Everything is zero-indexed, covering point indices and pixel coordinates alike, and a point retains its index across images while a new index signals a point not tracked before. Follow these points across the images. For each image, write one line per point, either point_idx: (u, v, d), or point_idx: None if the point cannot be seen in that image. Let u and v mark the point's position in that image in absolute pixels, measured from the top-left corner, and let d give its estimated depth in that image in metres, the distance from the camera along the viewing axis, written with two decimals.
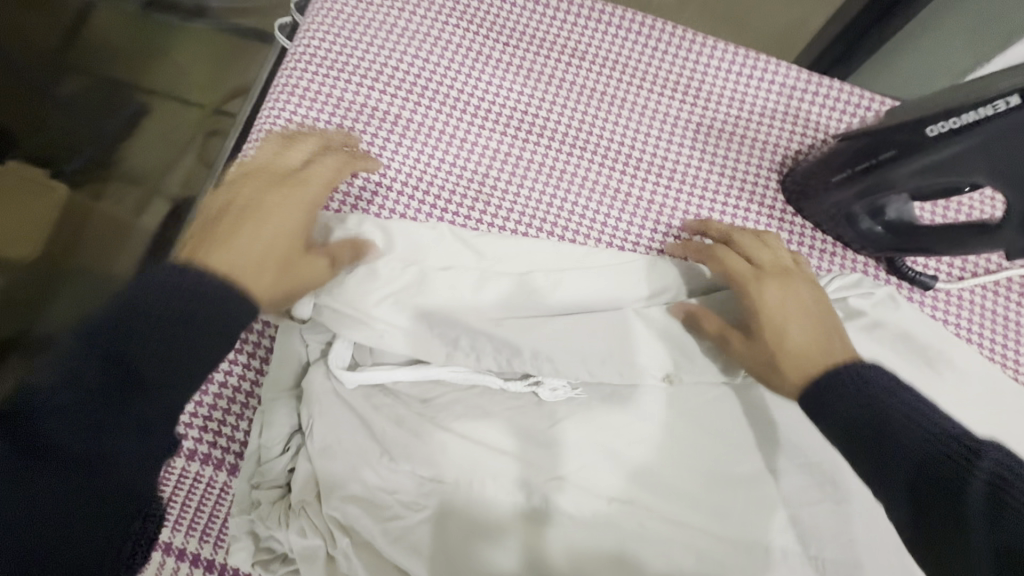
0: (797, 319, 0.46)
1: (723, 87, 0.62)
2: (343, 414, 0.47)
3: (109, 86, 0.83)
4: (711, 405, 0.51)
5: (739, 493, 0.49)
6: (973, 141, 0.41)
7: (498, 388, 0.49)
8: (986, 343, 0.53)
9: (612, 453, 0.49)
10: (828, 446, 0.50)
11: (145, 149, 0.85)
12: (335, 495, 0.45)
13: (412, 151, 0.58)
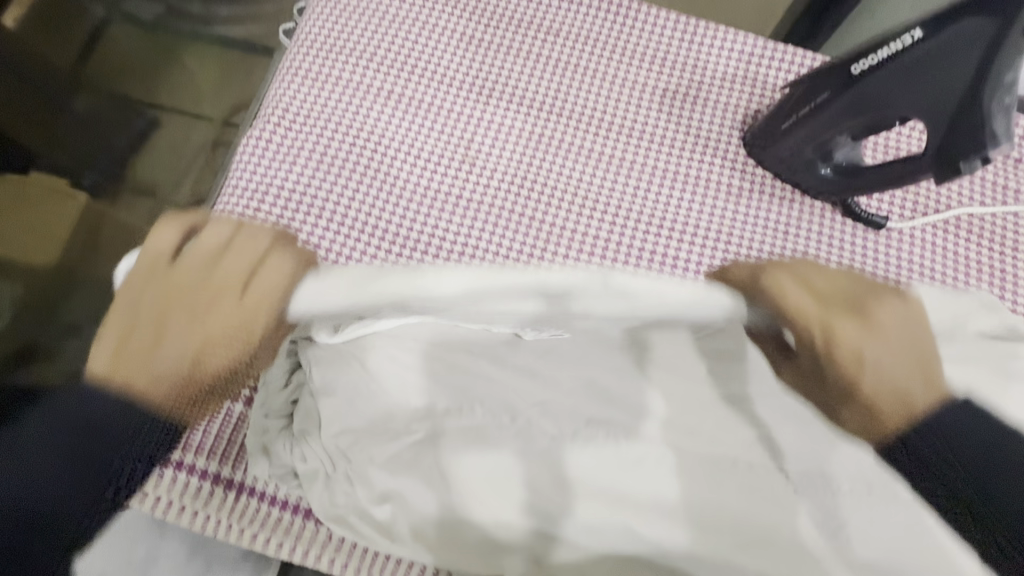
0: (903, 372, 0.41)
1: (689, 54, 0.65)
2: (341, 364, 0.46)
3: (128, 105, 1.02)
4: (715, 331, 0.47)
5: (716, 411, 0.47)
6: (891, 74, 0.43)
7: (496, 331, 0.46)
8: (938, 278, 0.57)
9: (590, 380, 0.47)
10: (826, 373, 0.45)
11: (153, 156, 1.02)
12: (334, 426, 0.46)
13: (400, 123, 0.62)
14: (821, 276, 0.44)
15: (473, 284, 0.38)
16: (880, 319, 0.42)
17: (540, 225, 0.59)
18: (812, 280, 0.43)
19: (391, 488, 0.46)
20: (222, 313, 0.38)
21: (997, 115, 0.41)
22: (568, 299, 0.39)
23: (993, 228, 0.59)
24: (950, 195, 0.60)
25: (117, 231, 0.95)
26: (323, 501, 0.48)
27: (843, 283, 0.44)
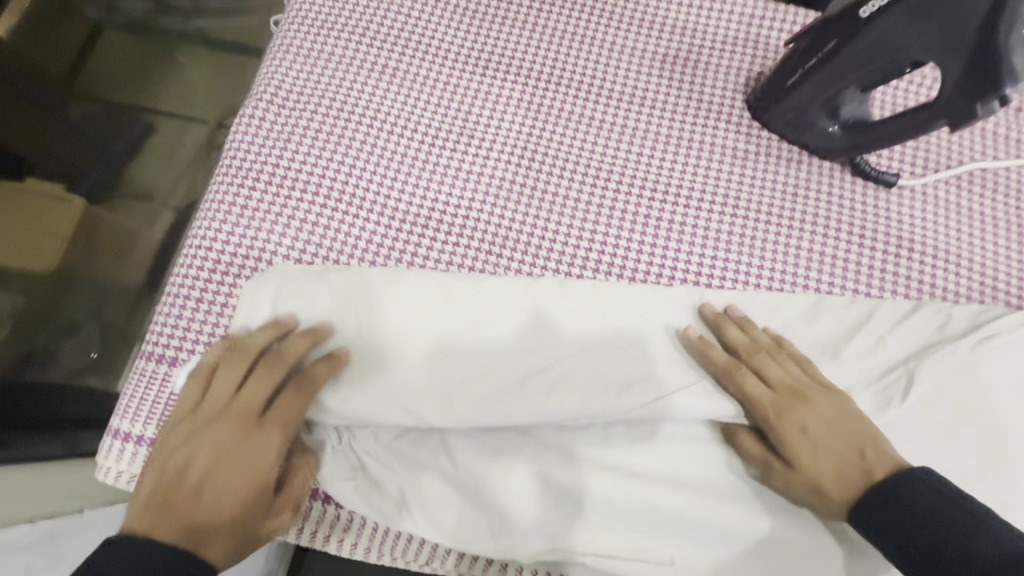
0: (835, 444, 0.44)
1: (687, 18, 0.64)
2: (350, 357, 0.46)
3: (119, 110, 0.99)
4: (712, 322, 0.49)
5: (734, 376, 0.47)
6: (901, 15, 0.42)
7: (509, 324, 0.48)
8: (954, 234, 0.56)
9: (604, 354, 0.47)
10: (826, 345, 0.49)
11: (147, 163, 1.00)
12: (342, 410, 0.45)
13: (396, 96, 0.60)
14: (787, 368, 0.47)
15: (480, 377, 0.46)
16: (827, 420, 0.45)
17: (542, 191, 0.57)
18: (770, 375, 0.46)
19: (397, 474, 0.46)
20: (248, 450, 0.43)
21: (1014, 50, 0.40)
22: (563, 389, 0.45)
23: (1006, 180, 0.58)
24: (963, 148, 0.58)
25: (113, 233, 0.94)
26: (329, 468, 0.46)
27: (802, 375, 0.47)
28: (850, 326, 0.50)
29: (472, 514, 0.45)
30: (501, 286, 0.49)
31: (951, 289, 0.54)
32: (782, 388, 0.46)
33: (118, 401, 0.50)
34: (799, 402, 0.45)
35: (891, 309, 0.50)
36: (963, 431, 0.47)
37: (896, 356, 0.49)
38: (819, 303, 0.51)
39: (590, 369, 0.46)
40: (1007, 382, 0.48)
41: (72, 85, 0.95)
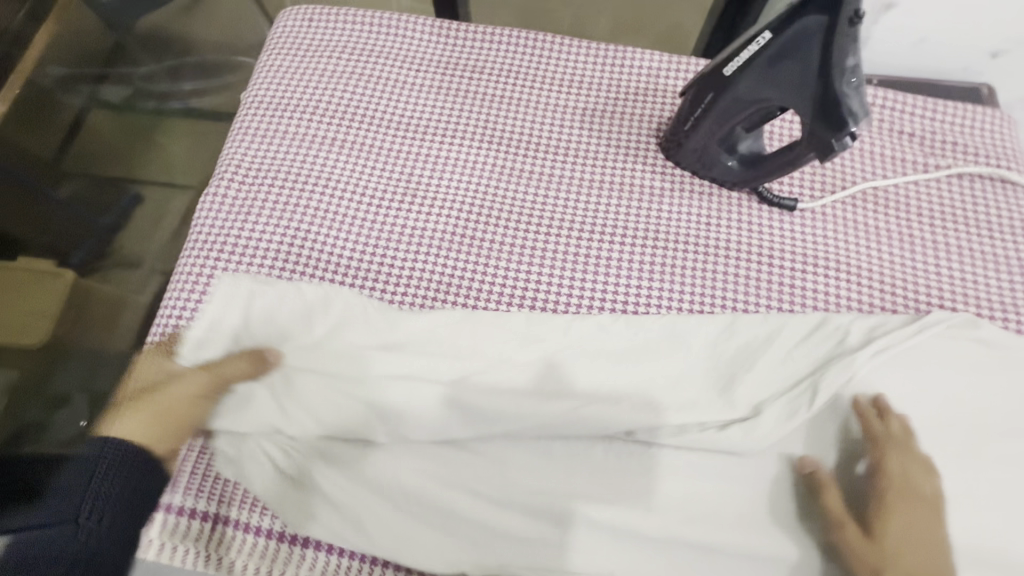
0: (920, 547, 0.47)
1: (602, 75, 0.72)
2: (274, 386, 0.53)
3: (105, 182, 1.09)
4: (631, 338, 0.56)
5: (652, 391, 0.53)
6: (756, 71, 0.49)
7: (448, 359, 0.53)
8: (854, 247, 0.62)
9: (541, 379, 0.53)
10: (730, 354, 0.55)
11: (133, 231, 1.07)
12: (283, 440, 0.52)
13: (347, 164, 0.67)
14: (927, 474, 0.49)
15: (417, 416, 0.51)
16: (930, 532, 0.47)
17: (479, 239, 0.63)
18: (911, 465, 0.49)
19: (340, 499, 0.50)
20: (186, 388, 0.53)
21: (852, 93, 0.47)
22: (504, 415, 0.50)
23: (897, 197, 0.64)
24: (855, 170, 0.65)
25: (100, 300, 0.97)
26: (274, 492, 0.52)
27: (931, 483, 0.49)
28: (763, 342, 0.56)
29: (418, 538, 0.50)
30: (445, 326, 0.55)
31: (854, 298, 0.60)
32: (911, 482, 0.49)
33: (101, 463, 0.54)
34: (917, 500, 0.48)
35: (799, 329, 0.56)
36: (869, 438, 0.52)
37: (805, 369, 0.54)
38: (733, 322, 0.56)
39: (521, 399, 0.51)
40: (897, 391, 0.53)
41: (62, 168, 1.06)
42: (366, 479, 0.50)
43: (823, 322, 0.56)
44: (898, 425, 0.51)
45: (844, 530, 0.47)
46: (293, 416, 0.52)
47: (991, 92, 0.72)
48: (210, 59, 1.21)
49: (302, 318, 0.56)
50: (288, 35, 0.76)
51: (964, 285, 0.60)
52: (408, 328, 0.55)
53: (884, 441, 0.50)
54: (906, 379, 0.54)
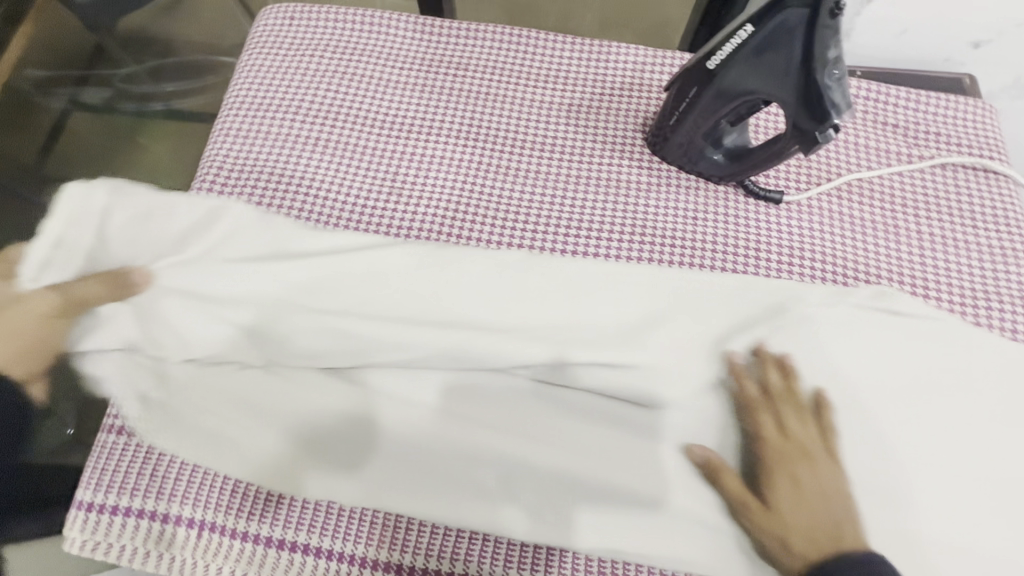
0: (822, 505, 0.48)
1: (587, 70, 0.71)
2: (175, 337, 0.53)
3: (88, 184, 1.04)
4: (632, 323, 0.55)
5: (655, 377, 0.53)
6: (740, 64, 0.49)
7: (429, 333, 0.53)
8: (839, 238, 0.62)
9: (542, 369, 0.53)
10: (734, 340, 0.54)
11: None
12: (197, 393, 0.53)
13: (331, 163, 0.66)
14: (809, 428, 0.51)
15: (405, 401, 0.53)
16: (824, 486, 0.49)
17: (467, 240, 0.62)
18: (788, 426, 0.51)
19: (273, 448, 0.52)
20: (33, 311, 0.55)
21: (834, 87, 0.47)
22: (501, 410, 0.53)
23: (882, 188, 0.65)
24: (839, 162, 0.65)
25: None
26: (142, 420, 0.53)
27: (815, 436, 0.51)
28: (699, 306, 0.56)
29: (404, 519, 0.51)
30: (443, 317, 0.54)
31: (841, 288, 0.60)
32: (794, 443, 0.51)
33: (84, 473, 0.53)
34: (803, 460, 0.50)
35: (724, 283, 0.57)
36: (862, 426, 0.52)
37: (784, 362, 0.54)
38: (626, 268, 0.58)
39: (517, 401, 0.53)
40: (882, 382, 0.53)
41: None
42: (240, 406, 0.53)
43: (757, 285, 0.57)
44: (772, 380, 0.53)
45: (748, 510, 0.49)
46: (160, 338, 0.53)
47: (973, 82, 0.72)
48: (193, 61, 1.20)
49: (169, 238, 0.57)
50: (267, 34, 0.75)
51: (948, 275, 0.61)
52: (288, 256, 0.56)
53: (755, 403, 0.52)
54: (886, 366, 0.54)
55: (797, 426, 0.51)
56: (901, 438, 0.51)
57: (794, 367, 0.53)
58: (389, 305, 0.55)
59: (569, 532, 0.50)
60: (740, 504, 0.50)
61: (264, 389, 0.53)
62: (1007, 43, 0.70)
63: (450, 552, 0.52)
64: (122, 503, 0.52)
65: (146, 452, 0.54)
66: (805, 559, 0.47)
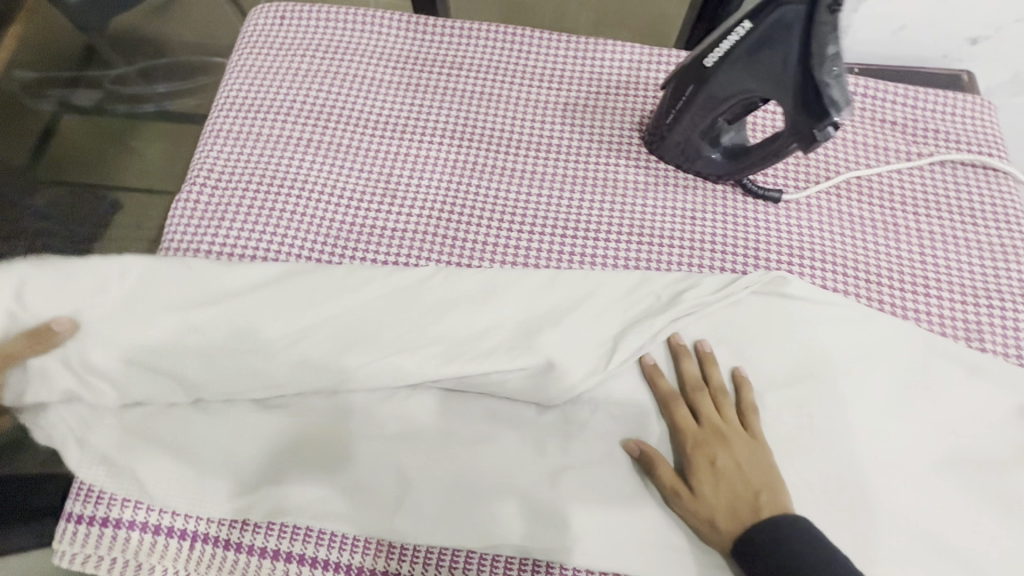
0: (745, 483, 0.49)
1: (583, 68, 0.70)
2: (124, 371, 0.52)
3: (80, 190, 1.05)
4: (628, 328, 0.55)
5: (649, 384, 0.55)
6: (738, 60, 0.48)
7: (423, 343, 0.54)
8: (839, 237, 0.61)
9: (542, 370, 0.53)
10: (728, 346, 0.56)
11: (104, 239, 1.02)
12: (158, 428, 0.53)
13: (325, 165, 0.65)
14: (722, 409, 0.52)
15: (404, 409, 0.54)
16: (739, 461, 0.50)
17: (463, 241, 0.61)
18: (703, 410, 0.52)
19: (250, 468, 0.52)
20: None
21: (835, 83, 0.45)
22: (500, 430, 0.53)
23: (880, 186, 0.64)
24: (838, 161, 0.65)
25: None
26: (75, 459, 0.52)
27: (733, 417, 0.52)
28: (639, 310, 0.57)
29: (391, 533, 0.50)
30: (442, 322, 0.55)
31: (841, 287, 0.59)
32: (708, 425, 0.51)
33: (75, 484, 0.52)
34: (718, 440, 0.51)
35: (659, 281, 0.58)
36: (854, 429, 0.53)
37: (781, 373, 0.55)
38: (556, 276, 0.58)
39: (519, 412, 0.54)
40: (873, 391, 0.55)
41: (32, 174, 1.05)
42: (171, 432, 0.53)
43: (694, 280, 0.58)
44: (688, 370, 0.54)
45: (678, 497, 0.49)
46: (89, 382, 0.52)
47: (971, 79, 0.72)
48: (183, 61, 1.18)
49: (92, 283, 0.55)
50: (259, 33, 0.74)
51: (949, 273, 0.60)
52: (227, 273, 0.56)
53: (670, 391, 0.53)
54: (878, 377, 0.55)
55: (713, 409, 0.52)
56: (893, 439, 0.53)
57: (709, 355, 0.55)
58: (390, 311, 0.55)
59: (568, 539, 0.49)
60: (671, 493, 0.49)
61: (225, 415, 0.53)
62: (1006, 38, 0.69)
63: (448, 562, 0.51)
64: (113, 515, 0.51)
65: None
66: (732, 535, 0.47)
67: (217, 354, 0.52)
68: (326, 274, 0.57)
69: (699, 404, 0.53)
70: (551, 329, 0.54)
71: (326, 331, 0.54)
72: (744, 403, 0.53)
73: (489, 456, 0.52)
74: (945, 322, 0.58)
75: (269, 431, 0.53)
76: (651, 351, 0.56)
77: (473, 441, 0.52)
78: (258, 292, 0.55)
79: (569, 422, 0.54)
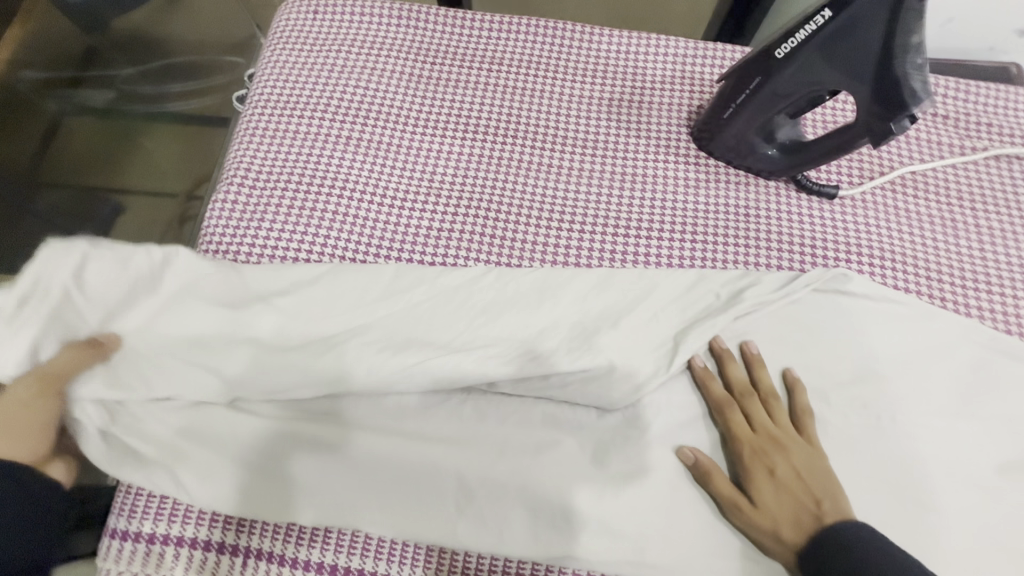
0: (805, 492, 0.47)
1: (626, 63, 0.69)
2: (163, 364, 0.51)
3: (87, 193, 1.03)
4: (691, 331, 0.53)
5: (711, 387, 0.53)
6: (813, 51, 0.47)
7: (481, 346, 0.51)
8: (896, 233, 0.60)
9: (605, 370, 0.51)
10: (792, 347, 0.54)
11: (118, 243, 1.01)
12: (197, 426, 0.50)
13: (365, 164, 0.63)
14: (776, 417, 0.51)
15: (459, 415, 0.52)
16: (797, 469, 0.48)
17: (511, 241, 0.60)
18: (756, 417, 0.50)
19: (300, 477, 0.49)
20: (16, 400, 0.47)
21: (913, 76, 0.45)
22: (558, 431, 0.51)
23: (935, 181, 0.63)
24: (892, 156, 0.63)
25: None
26: (111, 457, 0.49)
27: (785, 423, 0.50)
28: (697, 311, 0.55)
29: (450, 540, 0.48)
30: (497, 324, 0.53)
31: (901, 286, 0.58)
32: (761, 433, 0.50)
33: (116, 499, 0.50)
34: (773, 448, 0.49)
35: (717, 279, 0.57)
36: (925, 430, 0.52)
37: (847, 373, 0.54)
38: (610, 277, 0.56)
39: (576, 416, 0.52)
40: (939, 392, 0.53)
41: (38, 176, 1.02)
42: (215, 438, 0.50)
43: (754, 279, 0.56)
44: (736, 376, 0.52)
45: (741, 511, 0.47)
46: (126, 380, 0.50)
47: (1019, 72, 0.71)
48: (197, 59, 1.15)
49: (140, 277, 0.53)
50: (291, 29, 0.71)
51: (1010, 269, 0.59)
52: (273, 278, 0.54)
53: (721, 398, 0.51)
54: (944, 377, 0.54)
55: (765, 416, 0.51)
56: (964, 440, 0.52)
57: (756, 359, 0.53)
58: (443, 315, 0.53)
59: (641, 551, 0.47)
60: (733, 506, 0.48)
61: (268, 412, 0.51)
62: None
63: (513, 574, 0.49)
64: (160, 532, 0.49)
65: None
66: (797, 547, 0.45)
67: (269, 362, 0.51)
68: (374, 277, 0.55)
69: (751, 412, 0.51)
70: (607, 328, 0.53)
71: (379, 336, 0.52)
72: (796, 409, 0.51)
73: (549, 459, 0.50)
74: (1010, 318, 0.57)
75: (319, 441, 0.50)
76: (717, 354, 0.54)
77: (530, 442, 0.51)
78: (304, 296, 0.54)
79: (627, 421, 0.52)
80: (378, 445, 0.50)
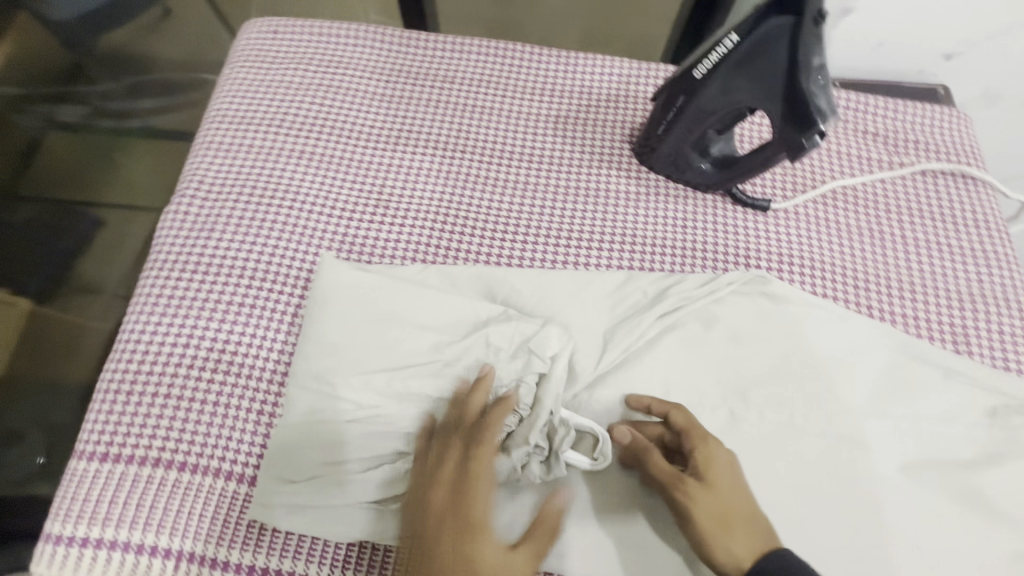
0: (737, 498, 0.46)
1: (574, 82, 0.72)
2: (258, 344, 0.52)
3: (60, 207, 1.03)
4: (624, 328, 0.56)
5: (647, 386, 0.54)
6: (727, 71, 0.50)
7: (424, 344, 0.52)
8: (826, 243, 0.63)
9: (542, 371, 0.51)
10: (726, 350, 0.56)
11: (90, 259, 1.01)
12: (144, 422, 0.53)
13: (317, 176, 0.65)
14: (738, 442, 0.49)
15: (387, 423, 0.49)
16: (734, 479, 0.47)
17: (457, 251, 0.61)
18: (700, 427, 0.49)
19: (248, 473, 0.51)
20: None
21: (821, 92, 0.47)
22: None
23: (866, 194, 0.66)
24: (822, 171, 0.66)
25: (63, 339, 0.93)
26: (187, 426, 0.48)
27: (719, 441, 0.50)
28: (627, 308, 0.58)
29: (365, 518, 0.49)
30: (433, 318, 0.54)
31: (828, 292, 0.60)
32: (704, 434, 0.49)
33: (54, 503, 0.51)
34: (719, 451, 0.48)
35: (645, 278, 0.59)
36: (844, 429, 0.54)
37: (768, 373, 0.56)
38: (544, 274, 0.58)
39: None
40: (862, 395, 0.55)
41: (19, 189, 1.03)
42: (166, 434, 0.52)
43: (680, 277, 0.59)
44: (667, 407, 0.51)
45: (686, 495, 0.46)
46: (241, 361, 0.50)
47: (946, 92, 0.74)
48: (172, 77, 1.17)
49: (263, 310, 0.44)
50: (251, 48, 0.74)
51: (933, 278, 0.61)
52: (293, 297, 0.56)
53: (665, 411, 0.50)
54: (867, 381, 0.56)
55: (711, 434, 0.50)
56: (885, 440, 0.54)
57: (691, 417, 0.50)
58: (382, 317, 0.53)
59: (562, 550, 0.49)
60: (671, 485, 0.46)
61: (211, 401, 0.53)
62: (975, 54, 0.72)
63: None
64: (94, 535, 0.49)
65: (121, 478, 0.51)
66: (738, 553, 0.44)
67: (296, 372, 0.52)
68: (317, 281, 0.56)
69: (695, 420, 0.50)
70: (556, 331, 0.53)
71: (323, 341, 0.52)
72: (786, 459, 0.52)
73: None
74: (932, 325, 0.59)
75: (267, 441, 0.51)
76: (652, 351, 0.56)
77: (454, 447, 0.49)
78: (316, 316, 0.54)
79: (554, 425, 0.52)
80: (318, 430, 0.50)
